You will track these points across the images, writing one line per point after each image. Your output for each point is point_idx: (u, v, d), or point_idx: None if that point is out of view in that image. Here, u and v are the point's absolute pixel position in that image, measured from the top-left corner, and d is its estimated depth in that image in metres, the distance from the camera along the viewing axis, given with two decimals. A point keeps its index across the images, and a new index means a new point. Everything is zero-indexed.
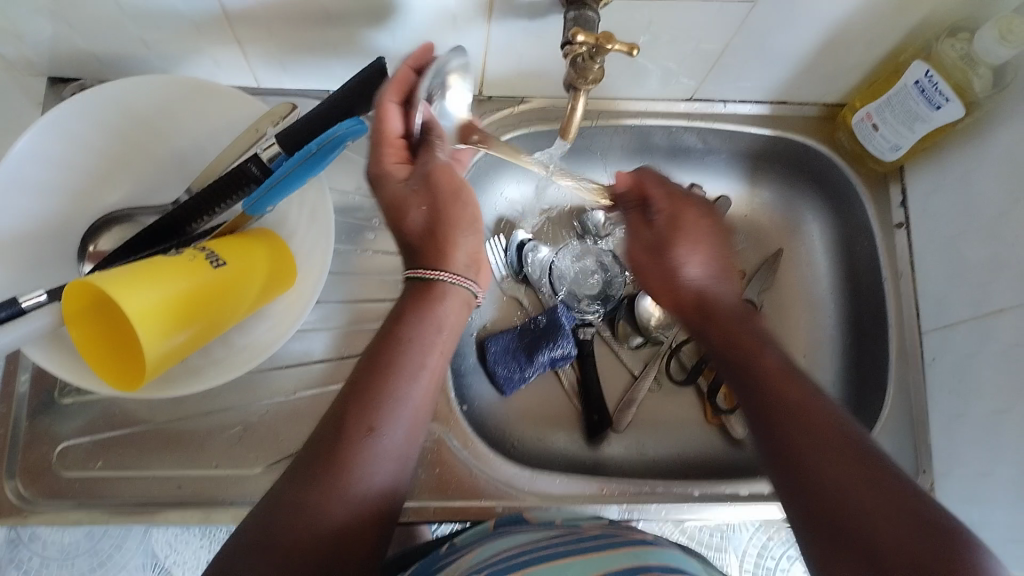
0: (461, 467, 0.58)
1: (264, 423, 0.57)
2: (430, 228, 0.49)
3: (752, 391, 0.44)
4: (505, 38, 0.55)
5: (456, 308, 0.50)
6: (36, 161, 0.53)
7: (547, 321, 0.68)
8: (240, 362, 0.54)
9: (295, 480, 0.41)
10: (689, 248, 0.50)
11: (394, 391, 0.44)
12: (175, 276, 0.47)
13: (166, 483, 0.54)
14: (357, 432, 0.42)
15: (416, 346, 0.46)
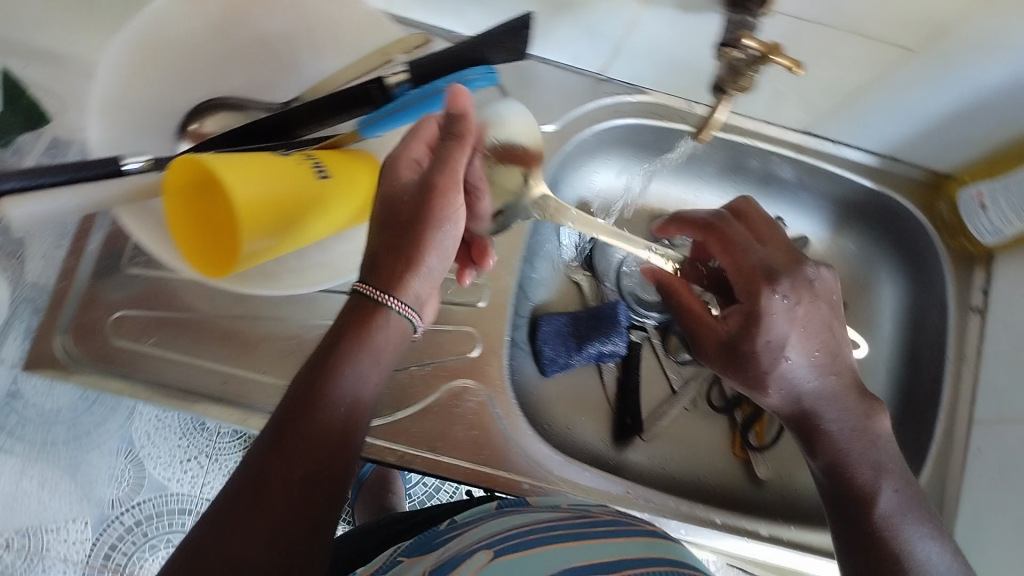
0: (498, 435, 0.57)
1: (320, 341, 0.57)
2: (393, 247, 0.43)
3: (849, 508, 0.50)
4: (647, 36, 0.54)
5: (394, 339, 0.44)
6: (162, 28, 0.53)
7: (606, 314, 0.68)
8: (320, 278, 0.53)
9: (216, 521, 0.37)
10: (787, 349, 0.52)
11: (320, 419, 0.40)
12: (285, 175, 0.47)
13: (212, 375, 0.54)
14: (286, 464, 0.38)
15: (351, 373, 0.41)
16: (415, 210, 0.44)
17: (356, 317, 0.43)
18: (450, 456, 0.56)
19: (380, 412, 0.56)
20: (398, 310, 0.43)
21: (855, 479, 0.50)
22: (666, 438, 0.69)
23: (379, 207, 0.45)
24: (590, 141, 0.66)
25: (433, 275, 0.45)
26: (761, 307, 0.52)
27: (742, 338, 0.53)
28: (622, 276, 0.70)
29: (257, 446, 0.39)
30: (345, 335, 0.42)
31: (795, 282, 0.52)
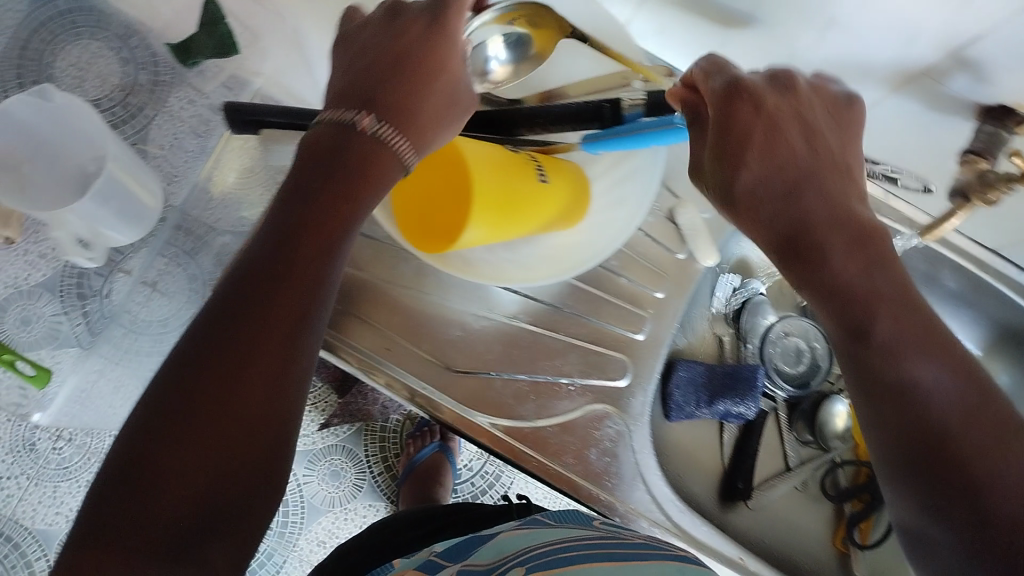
0: (628, 468, 0.57)
1: (483, 333, 0.58)
2: (389, 80, 0.44)
3: (857, 352, 0.40)
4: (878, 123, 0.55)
5: (382, 168, 0.43)
6: None
7: (744, 375, 0.67)
8: (507, 275, 0.53)
9: (173, 388, 0.38)
10: (753, 162, 0.43)
11: (267, 292, 0.39)
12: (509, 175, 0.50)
13: (380, 340, 0.57)
14: (266, 284, 0.39)
15: (314, 225, 0.41)
16: (404, 55, 0.44)
17: (325, 139, 0.43)
18: (578, 475, 0.56)
19: (524, 417, 0.57)
20: (377, 133, 0.43)
21: (859, 298, 0.40)
22: (769, 512, 0.69)
23: (362, 50, 0.45)
24: None
25: (433, 142, 0.46)
26: (729, 125, 0.43)
27: (720, 158, 0.43)
28: (767, 342, 0.70)
29: (200, 331, 0.39)
30: (312, 169, 0.42)
31: (785, 97, 0.44)
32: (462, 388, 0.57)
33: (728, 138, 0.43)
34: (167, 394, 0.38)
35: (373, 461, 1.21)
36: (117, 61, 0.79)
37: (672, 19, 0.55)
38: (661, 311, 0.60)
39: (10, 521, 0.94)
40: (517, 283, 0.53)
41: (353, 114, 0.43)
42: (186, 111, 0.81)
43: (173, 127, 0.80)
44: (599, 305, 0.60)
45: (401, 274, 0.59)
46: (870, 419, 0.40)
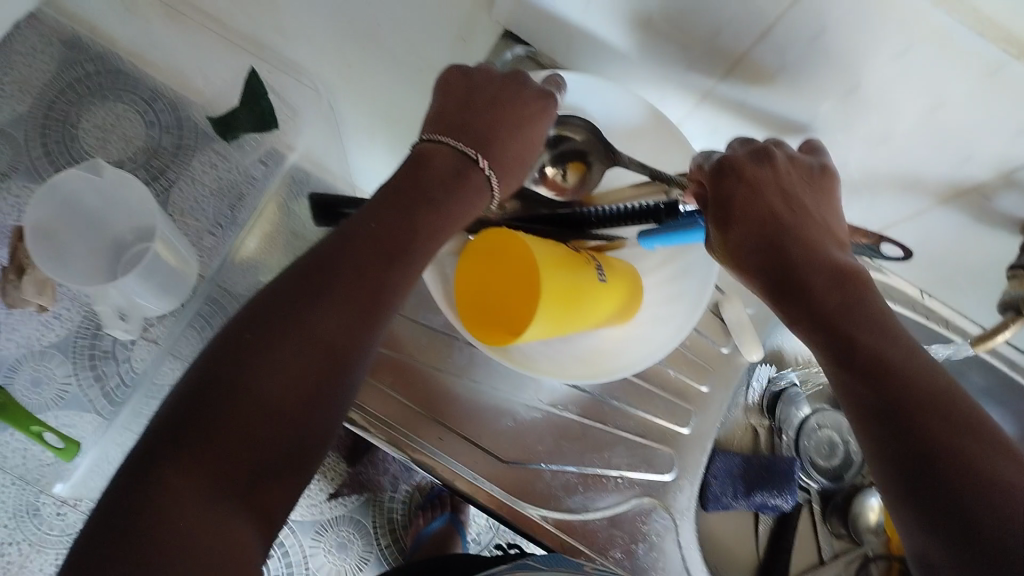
0: (670, 559, 0.57)
1: (534, 423, 0.59)
2: (490, 127, 0.56)
3: (847, 368, 0.42)
4: (923, 212, 0.59)
5: (472, 190, 0.55)
6: None
7: (780, 468, 0.67)
8: (568, 370, 0.55)
9: (229, 351, 0.44)
10: (744, 213, 0.49)
11: (331, 274, 0.47)
12: (567, 272, 0.50)
13: (430, 429, 0.57)
14: (371, 262, 0.49)
15: (388, 224, 0.51)
16: (515, 115, 0.56)
17: (442, 160, 0.55)
18: (618, 565, 0.56)
19: (572, 509, 0.57)
20: (487, 174, 0.56)
21: (832, 316, 0.44)
22: None
23: (470, 95, 0.57)
24: None
25: (517, 182, 0.59)
26: (731, 182, 0.50)
27: (714, 216, 0.51)
28: (802, 436, 0.71)
29: (263, 309, 0.46)
30: (404, 182, 0.53)
31: (766, 169, 0.50)
32: (510, 479, 0.57)
33: (725, 197, 0.50)
34: (242, 343, 0.44)
35: (379, 534, 1.19)
36: (143, 124, 0.92)
37: (735, 110, 0.59)
38: (706, 405, 0.62)
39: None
40: (578, 378, 0.55)
41: (472, 151, 0.55)
42: (210, 175, 0.91)
43: (196, 193, 0.91)
44: (647, 399, 0.61)
45: (455, 363, 0.60)
46: (869, 437, 0.40)
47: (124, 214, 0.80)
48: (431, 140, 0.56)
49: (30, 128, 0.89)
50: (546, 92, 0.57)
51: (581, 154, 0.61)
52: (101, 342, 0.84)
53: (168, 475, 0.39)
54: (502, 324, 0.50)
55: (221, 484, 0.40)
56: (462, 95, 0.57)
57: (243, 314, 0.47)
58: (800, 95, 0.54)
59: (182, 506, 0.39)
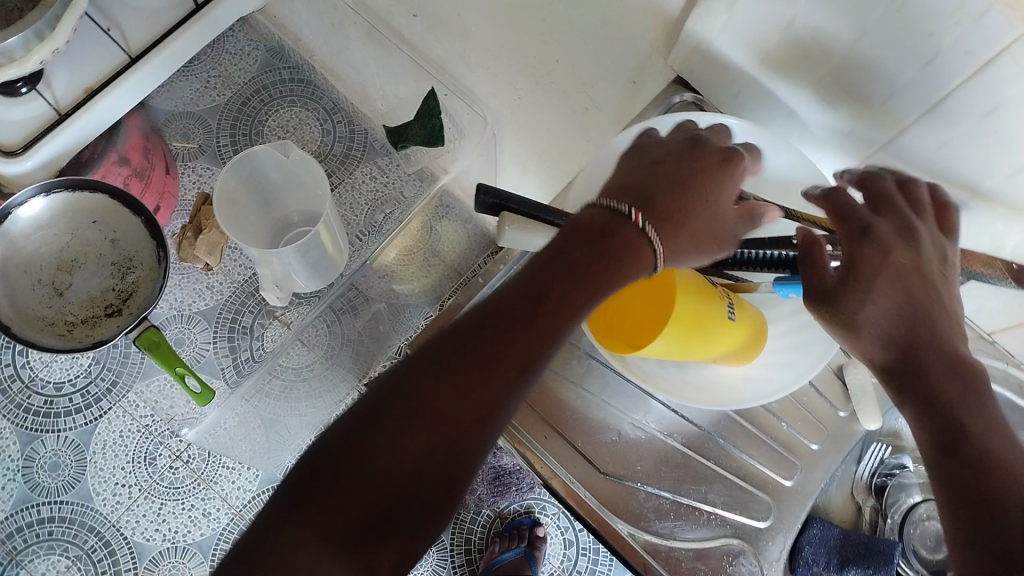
0: None
1: (637, 441, 0.61)
2: (655, 187, 0.49)
3: (958, 466, 0.43)
4: None
5: (626, 244, 0.46)
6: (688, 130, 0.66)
7: (878, 546, 0.64)
8: (684, 393, 0.57)
9: (368, 407, 0.42)
10: (877, 290, 0.48)
11: (477, 341, 0.43)
12: (701, 299, 0.52)
13: (538, 427, 0.60)
14: (500, 331, 0.43)
15: (540, 290, 0.44)
16: (681, 177, 0.50)
17: (596, 216, 0.47)
18: None
19: (659, 533, 0.58)
20: (642, 227, 0.47)
21: (947, 419, 0.45)
22: None
23: (647, 170, 0.52)
24: None
25: (695, 254, 0.50)
26: (864, 259, 0.48)
27: (840, 284, 0.49)
28: (909, 521, 0.67)
29: (405, 365, 0.44)
30: (556, 240, 0.46)
31: (910, 251, 0.49)
32: (604, 490, 0.59)
33: (858, 270, 0.48)
34: (381, 403, 0.42)
35: (455, 551, 1.21)
36: (320, 129, 1.04)
37: None
38: (814, 463, 0.61)
39: (112, 527, 0.95)
40: (689, 401, 0.57)
41: (626, 208, 0.47)
42: (367, 184, 1.01)
43: (354, 198, 1.00)
44: (754, 444, 0.61)
45: (571, 368, 0.63)
46: (959, 526, 0.42)
47: (296, 196, 0.88)
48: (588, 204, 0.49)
49: (222, 118, 1.04)
50: (722, 158, 0.52)
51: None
52: (242, 317, 0.96)
53: (290, 523, 0.40)
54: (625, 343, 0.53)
55: (338, 539, 0.40)
56: (633, 172, 0.52)
57: (392, 367, 0.44)
58: (961, 173, 0.54)
59: (301, 552, 0.39)
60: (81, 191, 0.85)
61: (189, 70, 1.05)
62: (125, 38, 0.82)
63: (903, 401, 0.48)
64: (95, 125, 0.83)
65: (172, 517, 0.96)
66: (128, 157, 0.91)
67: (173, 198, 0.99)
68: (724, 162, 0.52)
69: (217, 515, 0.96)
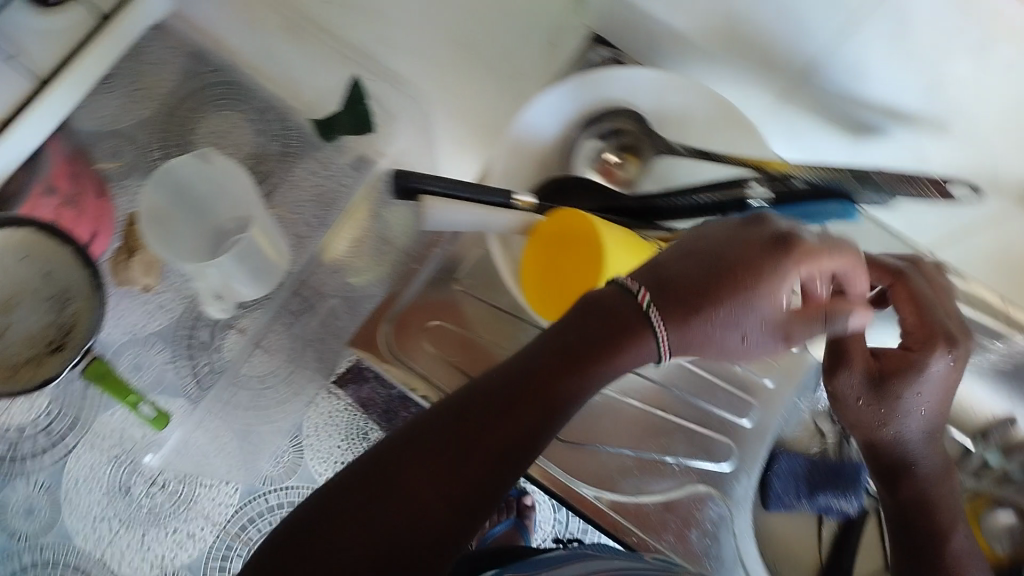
0: (727, 550, 0.57)
1: (594, 404, 0.60)
2: (693, 286, 0.46)
3: (922, 547, 0.57)
4: (1008, 221, 0.57)
5: (636, 351, 0.45)
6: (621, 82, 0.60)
7: (845, 469, 0.66)
8: None
9: (345, 488, 0.43)
10: (916, 387, 0.53)
11: (455, 431, 0.44)
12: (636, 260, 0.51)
13: None
14: (480, 424, 0.44)
15: (528, 380, 0.45)
16: (727, 273, 0.45)
17: (611, 300, 0.46)
18: (672, 549, 0.57)
19: (627, 492, 0.58)
20: (657, 331, 0.45)
21: (921, 512, 0.57)
22: None
23: (705, 248, 0.47)
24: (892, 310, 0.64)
25: (715, 352, 0.47)
26: (925, 364, 0.52)
27: (891, 373, 0.53)
28: None
29: (389, 449, 0.44)
30: (568, 331, 0.46)
31: (960, 360, 0.53)
32: (568, 458, 0.58)
33: (904, 366, 0.53)
34: (355, 483, 0.43)
35: None
36: (253, 130, 0.94)
37: (807, 114, 0.60)
38: (769, 401, 0.62)
39: (97, 563, 0.94)
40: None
41: (635, 287, 0.46)
42: (309, 180, 0.92)
43: (298, 195, 0.92)
44: (710, 391, 0.62)
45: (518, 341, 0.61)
46: None
47: (226, 206, 0.83)
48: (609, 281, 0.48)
49: (151, 132, 0.94)
50: (834, 256, 0.45)
51: (636, 142, 0.62)
52: (199, 332, 0.90)
53: None
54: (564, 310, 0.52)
55: None
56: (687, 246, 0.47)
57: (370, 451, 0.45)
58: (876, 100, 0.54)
59: None
60: (10, 227, 0.80)
61: (108, 82, 0.93)
62: (33, 62, 0.78)
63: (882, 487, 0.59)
64: (13, 156, 0.79)
65: (156, 544, 0.98)
66: (53, 185, 0.85)
67: (110, 223, 0.90)
68: (804, 255, 0.45)
69: (200, 533, 1.00)
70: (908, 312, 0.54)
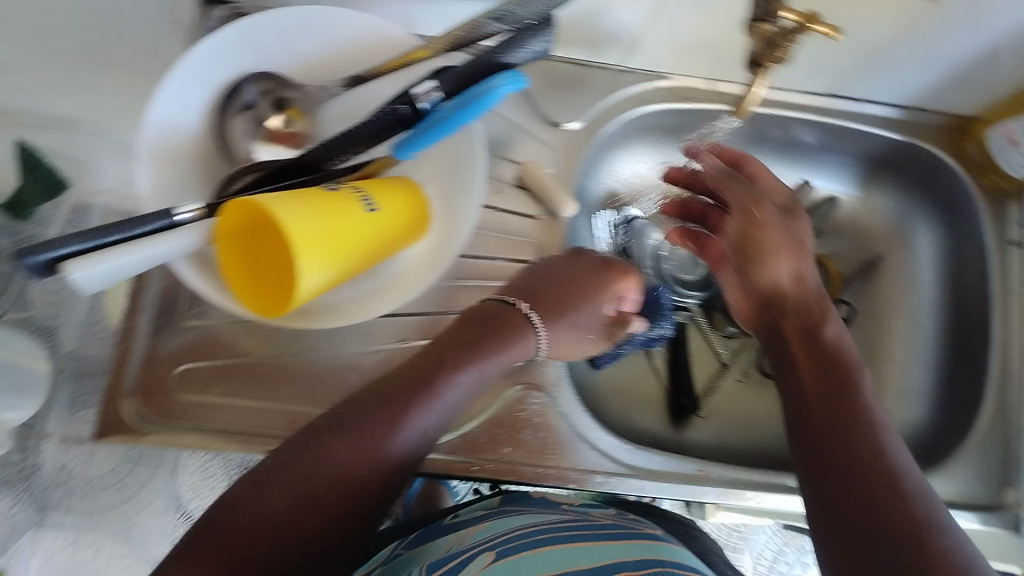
0: (565, 433, 0.59)
1: (379, 366, 0.57)
2: (557, 283, 0.57)
3: (833, 389, 0.50)
4: (674, 13, 0.54)
5: (521, 344, 0.54)
6: (239, 43, 0.51)
7: (649, 299, 0.66)
8: (382, 301, 0.53)
9: (277, 464, 0.44)
10: (807, 234, 0.56)
11: (386, 419, 0.46)
12: (315, 216, 0.46)
13: (279, 416, 0.55)
14: (405, 399, 0.47)
15: (447, 365, 0.49)
16: (569, 271, 0.58)
17: (495, 308, 0.54)
18: (517, 460, 0.57)
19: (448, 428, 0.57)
20: (528, 313, 0.54)
21: (830, 360, 0.51)
22: (720, 414, 0.70)
23: (541, 268, 0.58)
24: (622, 132, 0.66)
25: (569, 333, 0.56)
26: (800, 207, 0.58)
27: (789, 211, 0.57)
28: (660, 258, 0.70)
29: (315, 429, 0.45)
30: (472, 326, 0.52)
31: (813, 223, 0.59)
32: None
33: (789, 212, 0.57)
34: (281, 463, 0.44)
35: None
36: None
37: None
38: None
39: None
40: (386, 310, 0.52)
41: (510, 299, 0.55)
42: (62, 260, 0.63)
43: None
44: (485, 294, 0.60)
45: (275, 342, 0.57)
46: (825, 452, 0.47)
47: None
48: (487, 300, 0.56)
49: None
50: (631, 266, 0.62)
51: (285, 98, 0.52)
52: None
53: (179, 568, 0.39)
54: (283, 304, 0.46)
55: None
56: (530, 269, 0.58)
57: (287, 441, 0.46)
58: None
59: None
60: None
61: None
62: None
63: (792, 337, 0.54)
64: None
65: None
66: None
67: None
68: (621, 272, 0.60)
69: None
70: (760, 181, 0.58)
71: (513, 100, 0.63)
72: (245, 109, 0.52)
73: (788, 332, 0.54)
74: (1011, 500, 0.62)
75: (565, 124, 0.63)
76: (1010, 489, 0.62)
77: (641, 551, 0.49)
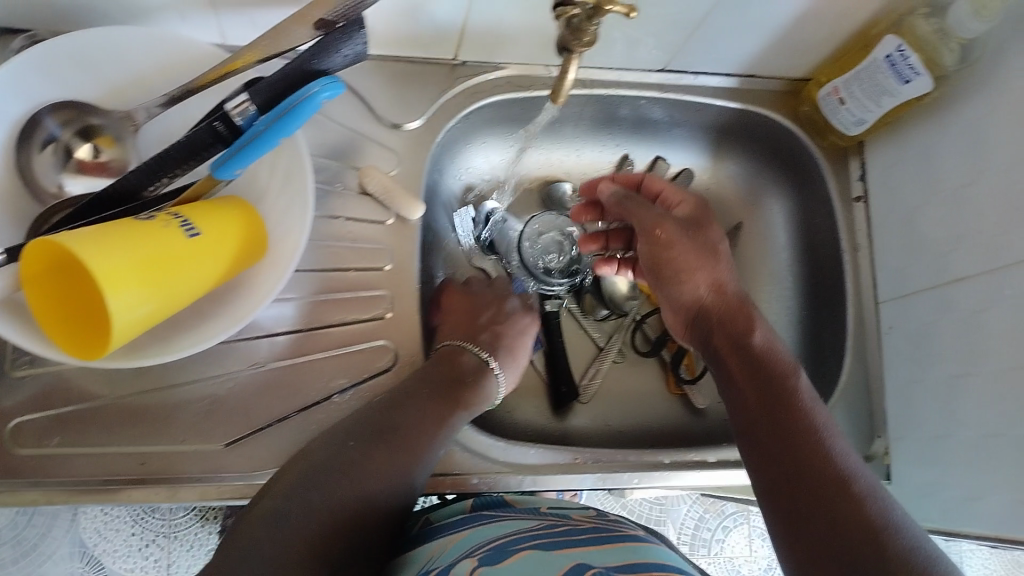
0: None
1: (234, 394, 0.55)
2: (499, 328, 0.61)
3: (769, 383, 0.50)
4: None
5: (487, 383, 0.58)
6: (30, 71, 0.48)
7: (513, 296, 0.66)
8: (218, 329, 0.50)
9: (306, 476, 0.46)
10: (717, 239, 0.57)
11: (396, 439, 0.49)
12: (126, 243, 0.43)
13: (128, 460, 0.52)
14: (427, 411, 0.52)
15: (444, 390, 0.53)
16: (501, 314, 0.63)
17: (463, 355, 0.57)
18: None
19: None
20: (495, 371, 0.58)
21: (766, 364, 0.51)
22: (601, 397, 0.71)
23: (478, 309, 0.63)
24: (463, 125, 0.65)
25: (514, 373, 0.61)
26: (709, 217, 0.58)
27: (696, 222, 0.57)
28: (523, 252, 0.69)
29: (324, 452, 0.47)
30: (452, 366, 0.56)
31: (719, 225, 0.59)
32: (242, 455, 0.53)
33: (695, 221, 0.57)
34: (302, 481, 0.45)
35: None
36: None
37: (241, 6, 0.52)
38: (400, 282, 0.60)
39: None
40: (222, 335, 0.50)
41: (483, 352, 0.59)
42: None
43: None
44: (340, 306, 0.58)
45: (118, 383, 0.54)
46: (776, 446, 0.47)
47: None
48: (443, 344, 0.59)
49: None
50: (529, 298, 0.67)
51: (91, 126, 0.50)
52: None
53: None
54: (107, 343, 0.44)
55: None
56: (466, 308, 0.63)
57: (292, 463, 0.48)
58: None
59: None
60: None
61: None
62: None
63: (725, 350, 0.53)
64: None
65: None
66: None
67: None
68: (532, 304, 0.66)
69: None
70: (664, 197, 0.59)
71: (348, 105, 0.61)
72: (49, 143, 0.50)
73: (719, 347, 0.54)
74: (879, 450, 0.63)
75: (405, 125, 0.62)
76: (878, 439, 0.64)
77: (625, 557, 0.47)
